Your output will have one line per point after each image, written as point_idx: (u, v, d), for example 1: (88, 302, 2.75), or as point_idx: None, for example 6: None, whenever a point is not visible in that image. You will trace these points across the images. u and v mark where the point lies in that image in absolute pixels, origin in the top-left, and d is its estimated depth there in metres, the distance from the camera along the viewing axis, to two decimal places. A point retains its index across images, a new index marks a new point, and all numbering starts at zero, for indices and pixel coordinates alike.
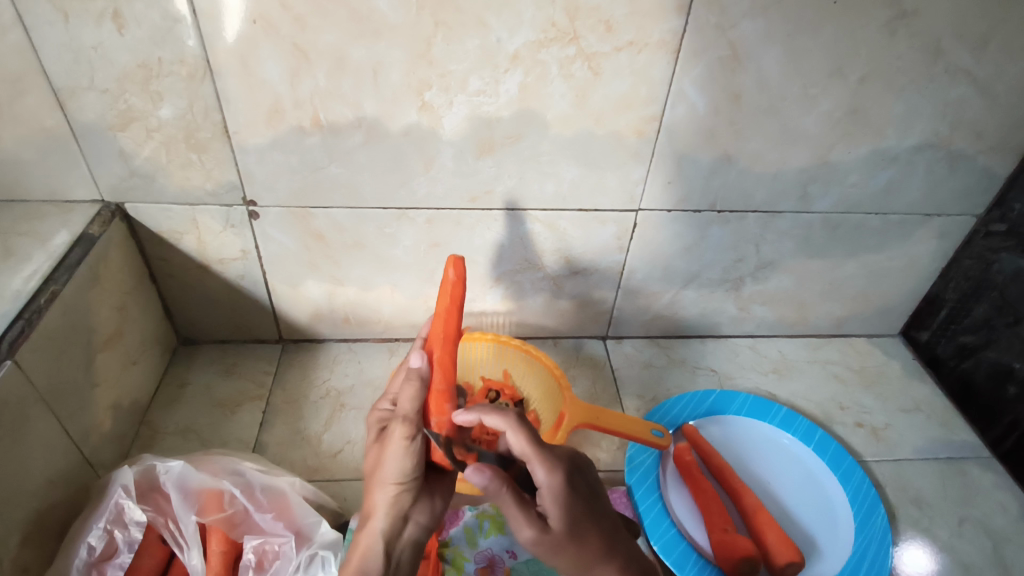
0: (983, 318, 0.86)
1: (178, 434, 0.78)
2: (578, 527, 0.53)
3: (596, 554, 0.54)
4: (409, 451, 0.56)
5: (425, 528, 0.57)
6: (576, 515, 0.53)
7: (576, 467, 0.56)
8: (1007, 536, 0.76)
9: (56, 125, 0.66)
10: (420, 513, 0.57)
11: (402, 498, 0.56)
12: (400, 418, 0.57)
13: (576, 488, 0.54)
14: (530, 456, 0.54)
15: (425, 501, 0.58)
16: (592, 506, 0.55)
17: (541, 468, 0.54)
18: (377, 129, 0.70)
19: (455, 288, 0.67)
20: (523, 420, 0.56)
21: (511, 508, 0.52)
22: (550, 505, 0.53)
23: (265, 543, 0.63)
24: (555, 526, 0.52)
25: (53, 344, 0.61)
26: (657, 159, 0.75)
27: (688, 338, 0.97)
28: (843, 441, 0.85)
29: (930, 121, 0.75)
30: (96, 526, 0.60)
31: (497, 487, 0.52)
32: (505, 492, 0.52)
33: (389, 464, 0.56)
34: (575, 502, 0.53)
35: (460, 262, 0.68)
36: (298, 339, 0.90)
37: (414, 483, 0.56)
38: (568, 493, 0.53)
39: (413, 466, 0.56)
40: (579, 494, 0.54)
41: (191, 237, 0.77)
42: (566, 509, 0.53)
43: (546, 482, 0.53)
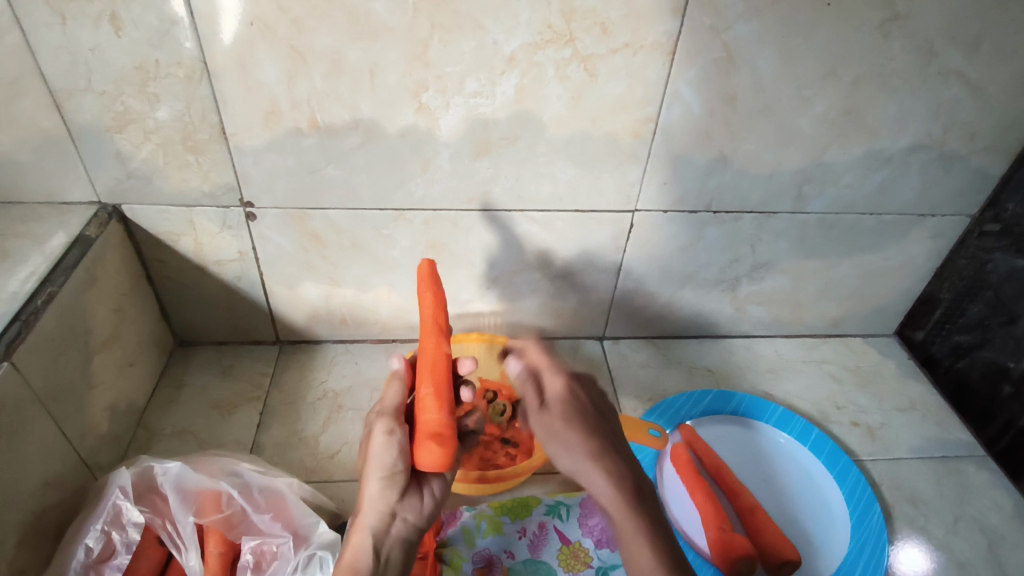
0: (978, 318, 0.87)
1: (175, 435, 0.78)
2: (578, 421, 0.59)
3: (595, 448, 0.57)
4: (389, 443, 0.58)
5: (414, 526, 0.57)
6: (578, 412, 0.59)
7: (589, 384, 0.63)
8: (1002, 534, 0.76)
9: (53, 127, 0.66)
10: (407, 510, 0.58)
11: (387, 491, 0.57)
12: (382, 415, 0.61)
13: (584, 398, 0.61)
14: (548, 367, 0.65)
15: (412, 498, 0.58)
16: (599, 418, 0.60)
17: (554, 375, 0.63)
18: (375, 131, 0.70)
19: (426, 292, 0.69)
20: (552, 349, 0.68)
21: (528, 393, 0.63)
22: (555, 397, 0.61)
23: (263, 544, 0.63)
24: (558, 411, 0.60)
25: (50, 346, 0.61)
26: (653, 160, 0.76)
27: (684, 338, 0.97)
28: (839, 441, 0.85)
29: (923, 122, 0.76)
30: (94, 527, 0.60)
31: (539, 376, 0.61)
32: (526, 381, 0.64)
33: (372, 459, 0.58)
34: (581, 405, 0.60)
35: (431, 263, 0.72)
36: (295, 340, 0.90)
37: (399, 476, 0.58)
38: (575, 395, 0.61)
39: (395, 459, 0.58)
40: (585, 401, 0.61)
41: (187, 238, 0.77)
42: (567, 402, 0.60)
43: (557, 384, 0.62)
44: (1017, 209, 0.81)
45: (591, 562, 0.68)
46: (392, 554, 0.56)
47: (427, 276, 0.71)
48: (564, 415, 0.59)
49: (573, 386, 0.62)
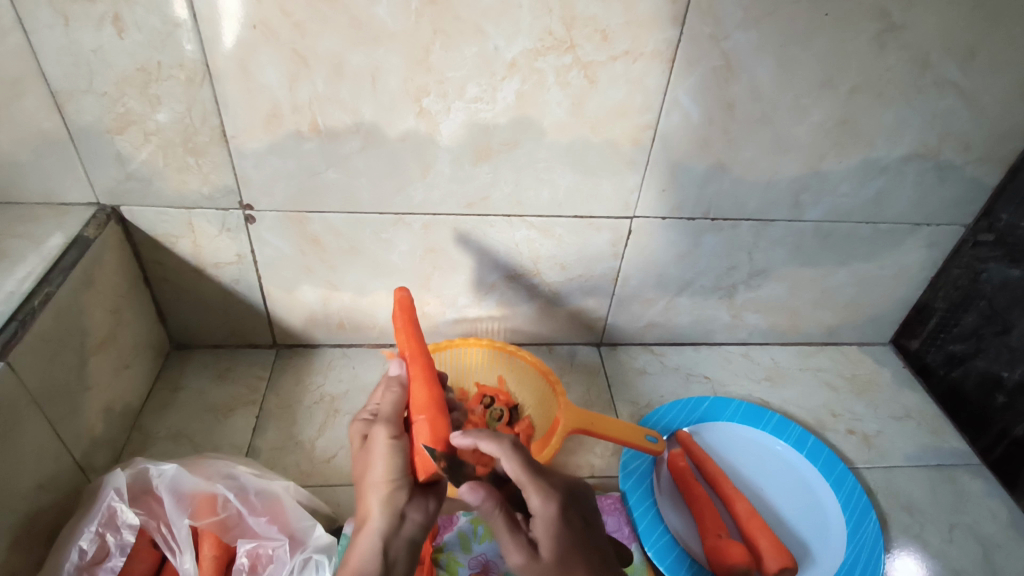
0: (973, 327, 0.87)
1: (170, 439, 0.77)
2: (568, 563, 0.54)
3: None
4: (394, 449, 0.57)
5: (421, 527, 0.57)
6: (567, 551, 0.54)
7: (572, 492, 0.56)
8: (997, 543, 0.76)
9: (53, 128, 0.66)
10: (416, 511, 0.57)
11: (396, 496, 0.56)
12: (382, 421, 0.59)
13: (571, 523, 0.55)
14: (524, 484, 0.54)
15: (420, 499, 0.58)
16: (586, 548, 0.55)
17: (537, 496, 0.54)
18: (375, 135, 0.70)
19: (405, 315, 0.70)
20: (519, 448, 0.56)
21: (501, 531, 0.54)
22: (541, 534, 0.54)
23: (258, 547, 0.63)
24: (544, 554, 0.54)
25: (47, 347, 0.61)
26: (651, 166, 0.76)
27: (681, 345, 0.98)
28: (835, 448, 0.85)
29: (919, 132, 0.77)
30: (88, 529, 0.59)
31: (489, 508, 0.54)
32: (496, 513, 0.54)
33: (377, 466, 0.56)
34: (571, 542, 0.54)
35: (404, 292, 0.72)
36: (292, 344, 0.90)
37: (405, 481, 0.57)
38: (562, 526, 0.54)
39: (402, 465, 0.57)
40: (575, 528, 0.55)
41: (186, 241, 0.77)
42: (556, 541, 0.54)
43: (540, 512, 0.54)
44: (1010, 219, 0.82)
45: None
46: (399, 554, 0.56)
47: (403, 303, 0.71)
48: (554, 559, 0.54)
49: (560, 519, 0.54)
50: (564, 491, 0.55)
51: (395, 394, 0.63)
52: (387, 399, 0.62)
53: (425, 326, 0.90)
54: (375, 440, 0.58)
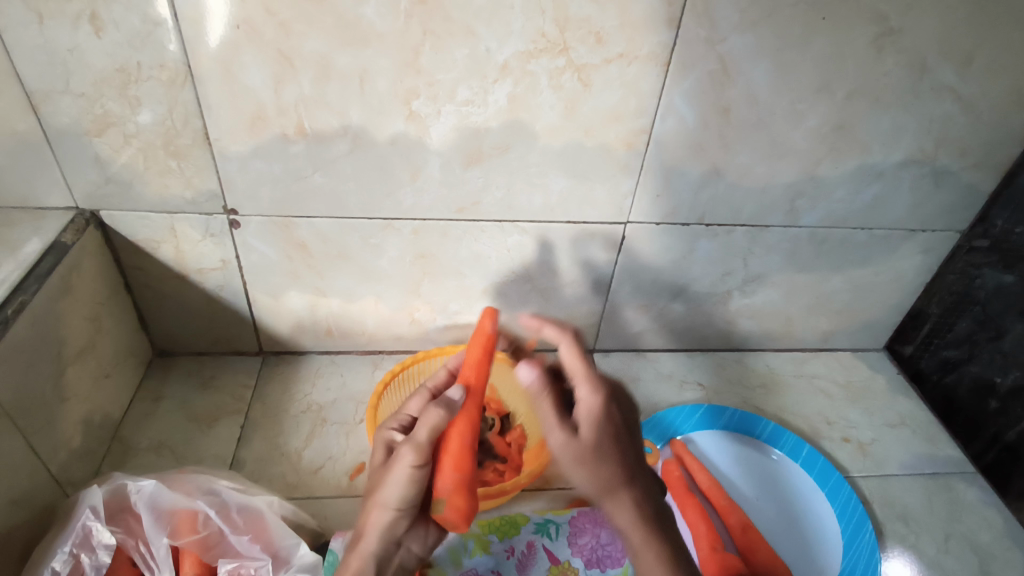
0: (966, 333, 0.87)
1: (152, 450, 0.75)
2: (603, 445, 0.54)
3: (619, 477, 0.53)
4: (411, 480, 0.55)
5: (415, 557, 0.58)
6: (605, 435, 0.54)
7: (618, 398, 0.59)
8: (993, 552, 0.76)
9: (28, 129, 0.64)
10: (413, 540, 0.58)
11: (396, 525, 0.56)
12: (412, 443, 0.55)
13: (613, 416, 0.56)
14: (576, 379, 0.60)
15: (419, 529, 0.59)
16: (624, 445, 0.55)
17: (584, 389, 0.58)
18: (363, 138, 0.68)
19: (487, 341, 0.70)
20: (574, 351, 0.65)
21: (548, 414, 0.58)
22: (582, 416, 0.56)
23: (240, 568, 0.60)
24: (582, 433, 0.55)
25: (21, 357, 0.59)
26: (646, 172, 0.75)
27: (675, 352, 0.96)
28: (830, 456, 0.84)
29: (915, 138, 0.76)
30: (62, 550, 0.56)
31: (540, 389, 0.59)
32: (545, 395, 0.59)
33: (389, 489, 0.55)
34: (609, 424, 0.55)
35: (494, 314, 0.72)
36: (279, 351, 0.88)
37: (411, 510, 0.56)
38: (607, 412, 0.56)
39: (413, 495, 0.56)
40: (616, 422, 0.56)
41: (168, 246, 0.75)
42: (597, 424, 0.55)
43: (586, 399, 0.58)
44: (1005, 225, 0.81)
45: None
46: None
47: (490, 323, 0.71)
48: (591, 440, 0.54)
49: (602, 408, 0.56)
50: (612, 393, 0.59)
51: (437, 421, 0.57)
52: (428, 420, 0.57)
53: (415, 333, 0.88)
54: (397, 459, 0.55)
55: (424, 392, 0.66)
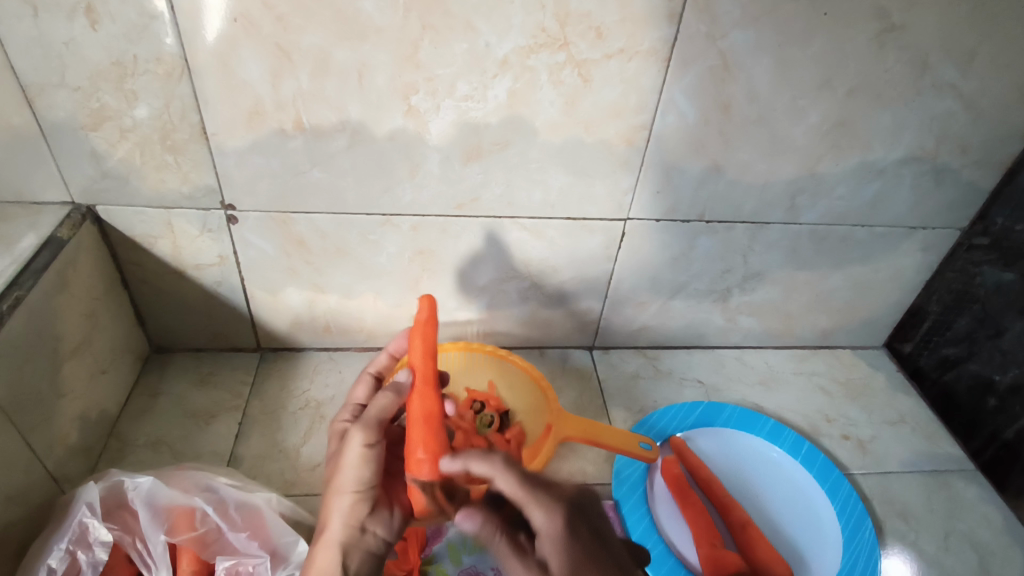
0: (966, 331, 0.87)
1: (149, 446, 0.74)
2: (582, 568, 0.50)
3: None
4: (365, 459, 0.55)
5: (384, 541, 0.55)
6: (579, 559, 0.50)
7: (579, 502, 0.54)
8: (992, 550, 0.76)
9: (24, 124, 0.63)
10: (378, 524, 0.55)
11: (358, 510, 0.54)
12: (361, 423, 0.56)
13: (578, 540, 0.51)
14: (524, 500, 0.53)
15: (382, 512, 0.56)
16: (596, 558, 0.50)
17: (537, 510, 0.52)
18: (362, 133, 0.68)
19: (426, 327, 0.67)
20: (511, 463, 0.55)
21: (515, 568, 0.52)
22: (547, 553, 0.51)
23: (238, 565, 0.60)
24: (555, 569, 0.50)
25: (16, 353, 0.58)
26: (646, 168, 0.74)
27: (675, 349, 0.96)
28: (829, 454, 0.84)
29: (916, 135, 0.76)
30: (58, 547, 0.56)
31: (489, 534, 0.54)
32: (496, 540, 0.54)
33: (345, 474, 0.55)
34: (576, 557, 0.50)
35: (432, 301, 0.69)
36: (276, 348, 0.87)
37: (371, 491, 0.55)
38: (569, 540, 0.51)
39: (370, 476, 0.55)
40: (582, 538, 0.51)
41: (165, 241, 0.74)
42: (563, 558, 0.50)
43: (544, 526, 0.51)
44: (1006, 223, 0.81)
45: None
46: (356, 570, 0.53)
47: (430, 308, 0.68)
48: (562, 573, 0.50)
49: (566, 533, 0.51)
50: (571, 506, 0.53)
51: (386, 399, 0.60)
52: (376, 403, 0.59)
53: None
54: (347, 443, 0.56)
55: (365, 378, 0.69)
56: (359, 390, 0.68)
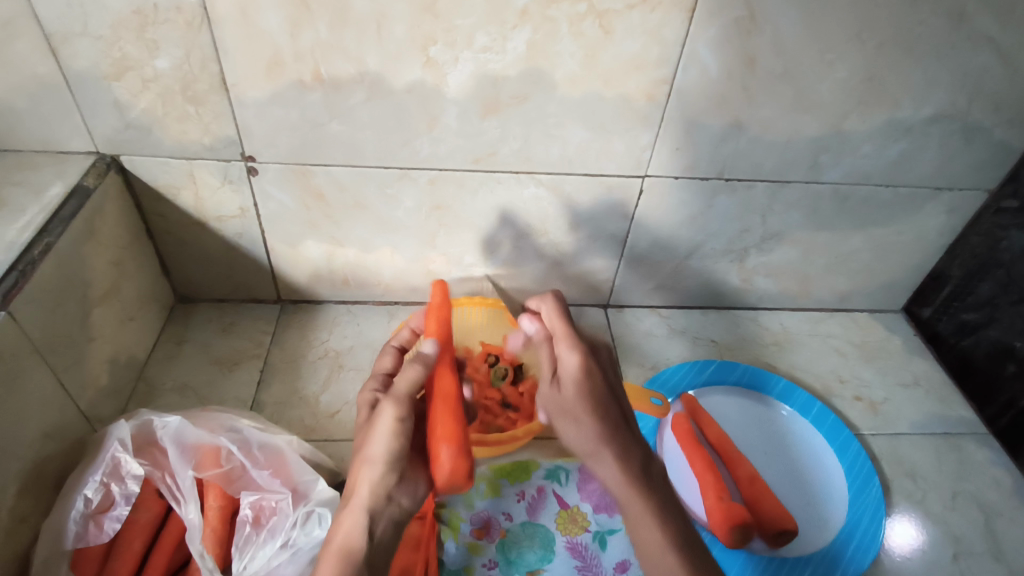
0: (988, 296, 0.85)
1: (175, 390, 0.78)
2: (586, 399, 0.56)
3: (602, 427, 0.55)
4: (397, 431, 0.55)
5: (407, 512, 0.56)
6: (585, 387, 0.57)
7: (597, 350, 0.60)
8: (999, 510, 0.76)
9: (48, 73, 0.64)
10: (404, 495, 0.56)
11: (387, 478, 0.54)
12: (392, 397, 0.57)
13: (597, 374, 0.58)
14: (557, 330, 0.62)
15: (409, 482, 0.57)
16: (606, 399, 0.57)
17: (564, 347, 0.60)
18: (380, 85, 0.68)
19: (441, 309, 0.75)
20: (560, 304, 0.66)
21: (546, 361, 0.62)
22: (564, 374, 0.58)
23: (262, 500, 0.62)
24: (565, 389, 0.57)
25: (48, 297, 0.61)
26: (666, 124, 0.73)
27: (689, 309, 0.96)
28: (840, 414, 0.85)
29: (948, 92, 0.73)
30: (92, 478, 0.59)
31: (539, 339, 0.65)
32: (542, 347, 0.64)
33: (376, 443, 0.55)
34: (592, 387, 0.57)
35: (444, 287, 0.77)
36: (296, 300, 0.89)
37: (400, 461, 0.55)
38: (581, 372, 0.57)
39: (400, 450, 0.55)
40: (596, 374, 0.58)
41: (188, 192, 0.75)
42: (577, 381, 0.57)
43: (565, 356, 0.59)
44: None
45: (589, 526, 0.67)
46: (384, 536, 0.54)
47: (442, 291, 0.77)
48: (572, 393, 0.57)
49: (587, 368, 0.58)
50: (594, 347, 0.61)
51: (417, 368, 0.59)
52: (406, 374, 0.59)
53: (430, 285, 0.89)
54: (381, 413, 0.56)
55: (389, 348, 0.69)
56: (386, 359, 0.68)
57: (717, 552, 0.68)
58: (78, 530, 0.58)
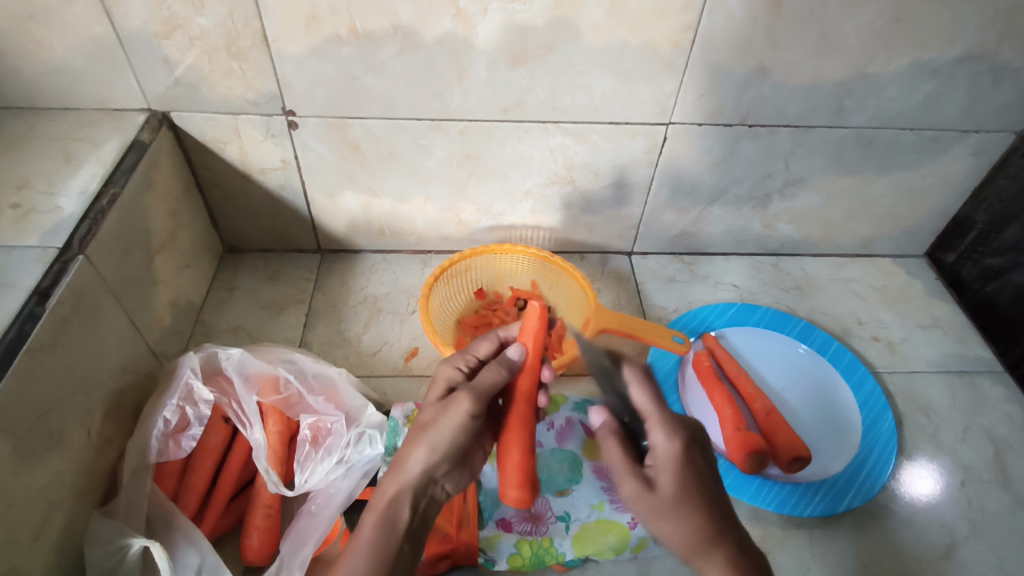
0: (1013, 240, 0.86)
1: (230, 332, 0.84)
2: (687, 497, 0.51)
3: (712, 537, 0.51)
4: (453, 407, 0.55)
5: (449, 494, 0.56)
6: (689, 486, 0.51)
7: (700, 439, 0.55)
8: (1009, 443, 0.79)
9: (103, 33, 0.68)
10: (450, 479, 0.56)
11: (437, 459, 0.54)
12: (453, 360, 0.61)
13: (696, 472, 0.52)
14: (651, 418, 0.55)
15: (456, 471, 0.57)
16: (710, 496, 0.52)
17: (660, 432, 0.54)
18: (413, 38, 0.70)
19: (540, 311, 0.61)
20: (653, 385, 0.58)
21: (619, 458, 0.54)
22: (662, 465, 0.52)
23: (319, 421, 0.69)
24: (662, 486, 0.52)
25: (118, 244, 0.66)
26: (691, 70, 0.75)
27: (712, 255, 0.99)
28: (858, 353, 0.88)
29: (976, 32, 0.73)
30: (170, 402, 0.66)
31: (606, 435, 0.56)
32: (613, 440, 0.56)
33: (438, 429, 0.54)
34: (696, 486, 0.51)
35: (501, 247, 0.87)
36: (335, 249, 0.95)
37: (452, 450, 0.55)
38: (685, 463, 0.52)
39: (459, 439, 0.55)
40: (700, 468, 0.52)
41: (233, 146, 0.80)
42: (679, 473, 0.52)
43: (663, 445, 0.53)
44: None
45: None
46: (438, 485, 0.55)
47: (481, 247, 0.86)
48: (672, 491, 0.51)
49: (683, 453, 0.53)
50: (693, 435, 0.54)
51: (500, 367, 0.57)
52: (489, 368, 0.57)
53: (461, 234, 0.93)
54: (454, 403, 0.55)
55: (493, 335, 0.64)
56: (487, 344, 0.63)
57: (733, 476, 0.72)
58: (160, 446, 0.65)
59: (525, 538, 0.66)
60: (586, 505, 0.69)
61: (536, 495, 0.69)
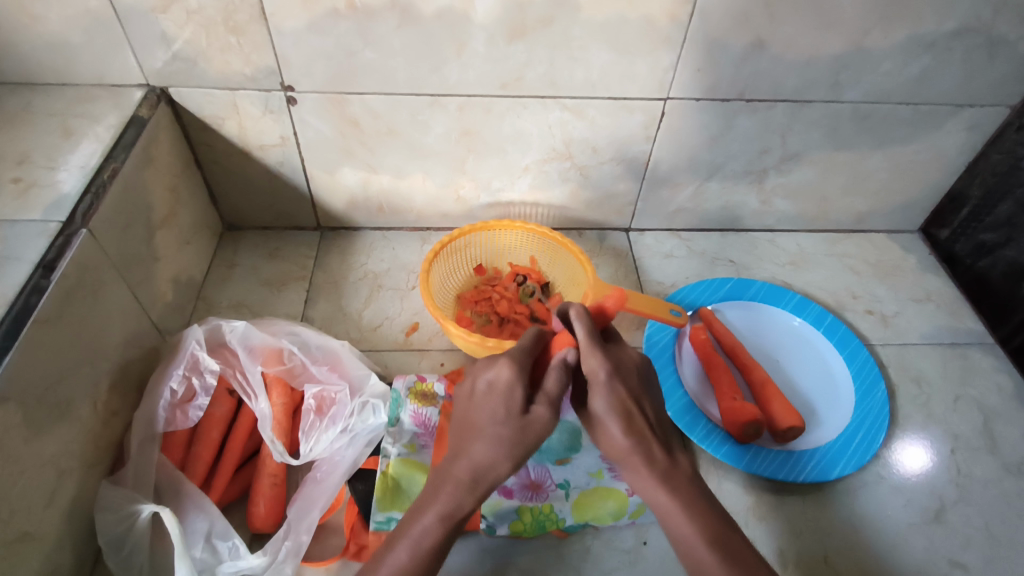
0: (1006, 215, 0.87)
1: (232, 308, 0.85)
2: (614, 417, 0.55)
3: (634, 449, 0.55)
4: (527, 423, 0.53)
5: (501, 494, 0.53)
6: (616, 408, 0.55)
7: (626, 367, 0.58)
8: (998, 412, 0.81)
9: (99, 7, 0.68)
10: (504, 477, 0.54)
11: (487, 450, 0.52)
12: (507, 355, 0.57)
13: (626, 398, 0.56)
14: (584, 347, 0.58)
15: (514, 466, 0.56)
16: (635, 416, 0.55)
17: (594, 359, 0.57)
18: (411, 12, 0.70)
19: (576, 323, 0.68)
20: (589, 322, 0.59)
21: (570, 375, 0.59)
22: (593, 389, 0.56)
23: (323, 391, 0.70)
24: (593, 405, 0.56)
25: (119, 219, 0.66)
26: (689, 45, 0.75)
27: (709, 231, 1.00)
28: (852, 325, 0.89)
29: (971, 5, 0.73)
30: (176, 372, 0.67)
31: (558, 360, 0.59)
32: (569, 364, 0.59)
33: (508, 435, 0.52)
34: (621, 405, 0.55)
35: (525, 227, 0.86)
36: (335, 227, 0.95)
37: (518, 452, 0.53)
38: (615, 385, 0.56)
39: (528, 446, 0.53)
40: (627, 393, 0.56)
41: (232, 122, 0.80)
42: (607, 397, 0.55)
43: (596, 372, 0.56)
44: None
45: None
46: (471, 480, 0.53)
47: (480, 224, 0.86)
48: (601, 412, 0.55)
49: (612, 379, 0.56)
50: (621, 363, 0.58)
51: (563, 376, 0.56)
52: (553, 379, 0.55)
53: (460, 210, 0.94)
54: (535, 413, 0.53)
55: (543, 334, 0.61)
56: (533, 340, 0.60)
57: (728, 446, 0.73)
58: (168, 416, 0.66)
59: (526, 505, 0.68)
60: (586, 473, 0.70)
61: (537, 464, 0.70)
